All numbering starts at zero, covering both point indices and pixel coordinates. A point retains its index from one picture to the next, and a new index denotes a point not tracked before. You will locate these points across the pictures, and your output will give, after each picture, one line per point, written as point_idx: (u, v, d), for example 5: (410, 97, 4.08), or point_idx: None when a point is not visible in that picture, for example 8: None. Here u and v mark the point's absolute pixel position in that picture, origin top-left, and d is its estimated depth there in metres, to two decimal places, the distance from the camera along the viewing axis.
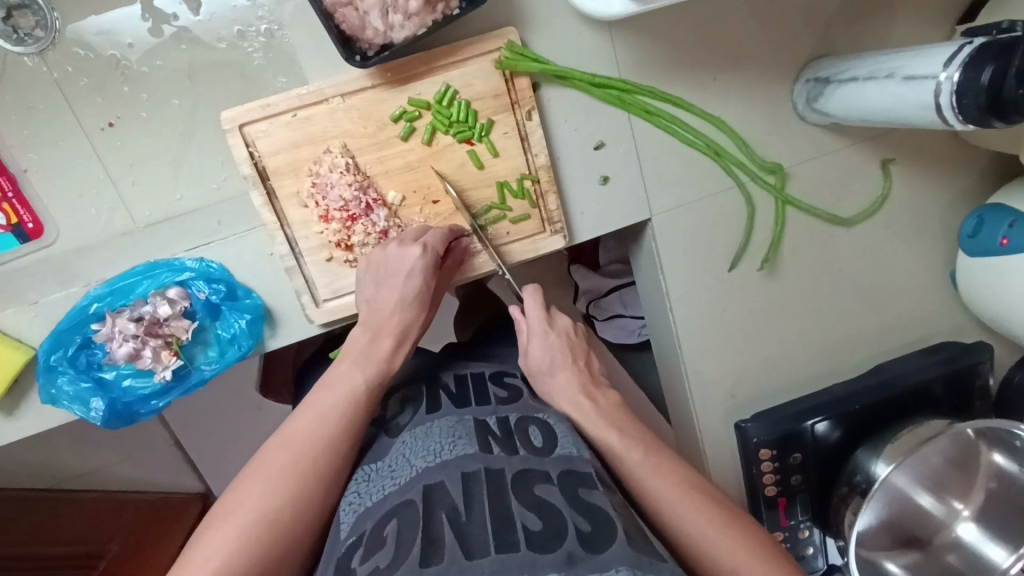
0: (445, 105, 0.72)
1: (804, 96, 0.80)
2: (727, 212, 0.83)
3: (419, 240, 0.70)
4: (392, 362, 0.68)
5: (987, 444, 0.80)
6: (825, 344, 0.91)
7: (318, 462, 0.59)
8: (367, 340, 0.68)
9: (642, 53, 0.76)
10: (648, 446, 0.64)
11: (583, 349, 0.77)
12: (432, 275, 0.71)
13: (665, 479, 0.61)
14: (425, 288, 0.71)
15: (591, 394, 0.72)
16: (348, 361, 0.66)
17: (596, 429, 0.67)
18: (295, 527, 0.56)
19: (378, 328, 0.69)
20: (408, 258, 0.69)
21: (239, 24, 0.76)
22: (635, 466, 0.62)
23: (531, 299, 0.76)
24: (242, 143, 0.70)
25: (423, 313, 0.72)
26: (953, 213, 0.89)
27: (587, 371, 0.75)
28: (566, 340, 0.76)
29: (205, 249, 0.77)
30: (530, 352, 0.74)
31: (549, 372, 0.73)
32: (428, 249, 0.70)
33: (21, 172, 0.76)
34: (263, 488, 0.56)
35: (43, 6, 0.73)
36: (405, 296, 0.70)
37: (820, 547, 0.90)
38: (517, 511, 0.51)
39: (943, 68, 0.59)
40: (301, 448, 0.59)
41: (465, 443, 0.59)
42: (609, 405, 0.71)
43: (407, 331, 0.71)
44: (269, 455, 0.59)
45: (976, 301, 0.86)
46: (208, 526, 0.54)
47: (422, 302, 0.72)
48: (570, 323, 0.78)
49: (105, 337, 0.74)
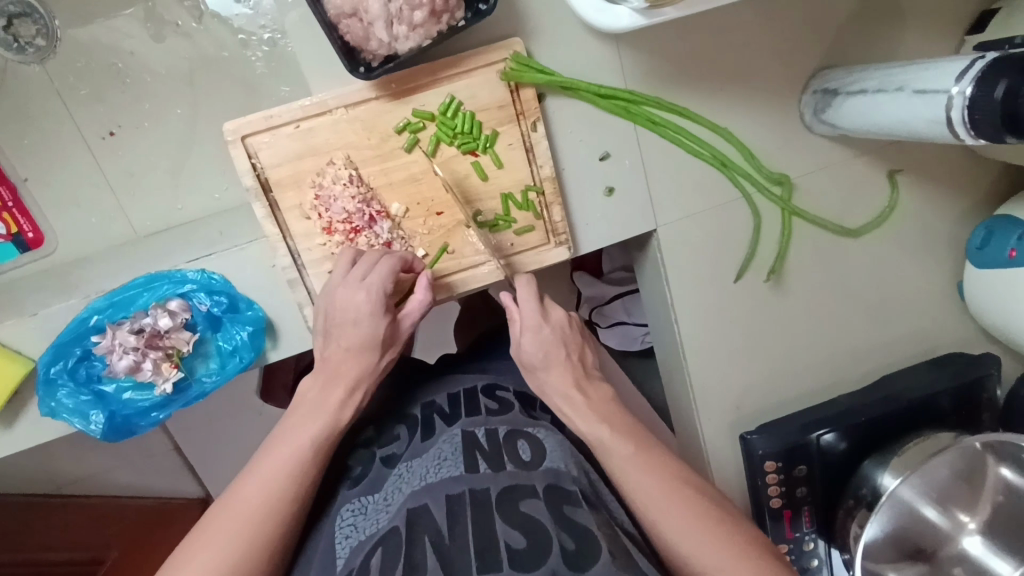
0: (450, 116, 0.71)
1: (812, 107, 0.79)
2: (733, 223, 0.82)
3: (365, 281, 0.67)
4: (341, 416, 0.66)
5: (997, 458, 0.79)
6: (830, 356, 0.90)
7: (286, 494, 0.60)
8: (317, 392, 0.67)
9: (648, 63, 0.76)
10: (638, 441, 0.63)
11: (578, 344, 0.72)
12: (381, 320, 0.68)
13: (652, 478, 0.60)
14: (372, 336, 0.67)
15: (584, 389, 0.69)
16: (299, 414, 0.65)
17: (586, 422, 0.66)
18: None
19: (334, 375, 0.67)
20: (351, 303, 0.66)
21: (242, 32, 0.82)
22: (623, 459, 0.61)
23: (523, 290, 0.72)
24: (245, 154, 0.69)
25: (377, 357, 0.69)
26: (961, 224, 0.88)
27: (581, 365, 0.71)
28: (561, 334, 0.71)
29: (205, 260, 0.75)
30: (522, 347, 0.70)
31: (542, 368, 0.70)
32: (374, 291, 0.67)
33: (21, 181, 0.79)
34: (227, 532, 0.56)
35: (44, 15, 0.78)
36: (351, 344, 0.67)
37: (826, 558, 0.90)
38: (500, 532, 0.51)
39: (955, 83, 0.59)
40: (265, 489, 0.59)
41: (450, 465, 0.58)
42: (600, 401, 0.68)
43: (360, 380, 0.68)
44: (235, 497, 0.59)
45: (984, 312, 0.85)
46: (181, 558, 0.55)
47: (373, 351, 0.68)
48: (564, 315, 0.73)
49: (105, 349, 0.73)
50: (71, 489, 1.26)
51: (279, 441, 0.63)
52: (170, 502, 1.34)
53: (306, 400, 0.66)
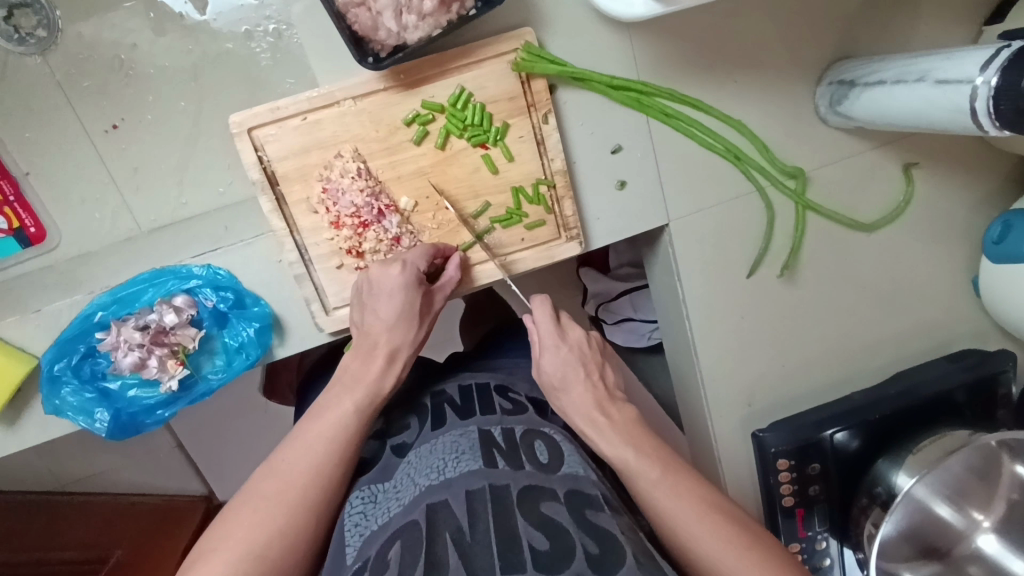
0: (460, 108, 0.70)
1: (827, 99, 0.78)
2: (746, 217, 0.81)
3: (399, 258, 0.69)
4: (380, 384, 0.66)
5: (1010, 454, 0.77)
6: (843, 351, 0.89)
7: (308, 485, 0.58)
8: (358, 364, 0.67)
9: (660, 54, 0.74)
10: (665, 464, 0.61)
11: (599, 363, 0.71)
12: (415, 292, 0.68)
13: (682, 501, 0.58)
14: (408, 307, 0.68)
15: (607, 411, 0.68)
16: (337, 387, 0.65)
17: (611, 447, 0.64)
18: (289, 556, 0.54)
19: (372, 348, 0.67)
20: (387, 278, 0.67)
21: (246, 24, 0.76)
22: (650, 485, 0.60)
23: (541, 309, 0.71)
24: (251, 147, 0.68)
25: (413, 331, 0.69)
26: (976, 217, 0.87)
27: (604, 386, 0.70)
28: (580, 353, 0.70)
29: (210, 256, 0.75)
30: (541, 365, 0.70)
31: (562, 389, 0.69)
32: (409, 267, 0.68)
33: (22, 176, 0.76)
34: (249, 523, 0.54)
35: (44, 5, 0.73)
36: (389, 317, 0.68)
37: (838, 558, 0.88)
38: (523, 531, 0.49)
39: (979, 72, 0.57)
40: (288, 479, 0.58)
41: (469, 459, 0.57)
42: (625, 423, 0.66)
43: (399, 349, 0.68)
44: (257, 487, 0.58)
45: (999, 307, 0.84)
46: (200, 555, 0.53)
47: (409, 322, 0.69)
48: (583, 334, 0.72)
49: (110, 346, 0.72)
50: (74, 486, 1.26)
51: (303, 433, 0.62)
52: (177, 499, 1.33)
53: (335, 389, 0.65)
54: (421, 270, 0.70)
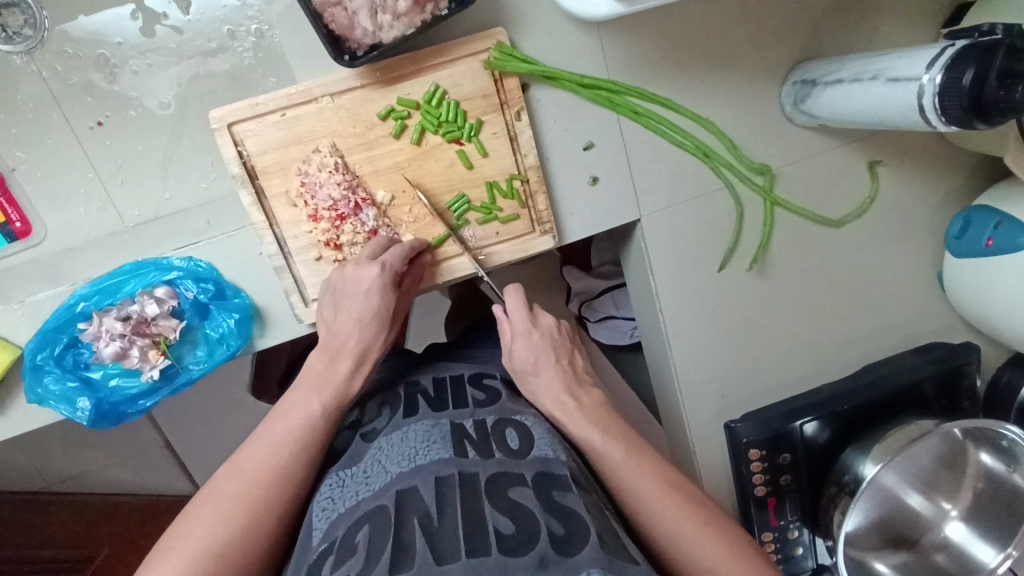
0: (435, 105, 0.73)
1: (792, 98, 0.80)
2: (716, 213, 0.84)
3: (378, 258, 0.70)
4: (349, 385, 0.68)
5: (975, 444, 0.80)
6: (813, 345, 0.91)
7: (277, 483, 0.60)
8: (325, 363, 0.68)
9: (630, 53, 0.77)
10: (630, 445, 0.64)
11: (568, 348, 0.74)
12: (389, 295, 0.71)
13: (646, 478, 0.60)
14: (381, 309, 0.71)
15: (575, 392, 0.70)
16: (304, 387, 0.67)
17: (576, 426, 0.66)
18: (248, 553, 0.56)
19: (340, 349, 0.69)
20: (365, 277, 0.69)
21: (227, 23, 0.76)
22: (620, 469, 0.62)
23: (512, 299, 0.74)
24: (231, 142, 0.70)
25: (382, 334, 0.72)
26: (941, 214, 0.90)
27: (572, 370, 0.73)
28: (549, 340, 0.73)
29: (191, 248, 0.77)
30: (513, 352, 0.72)
31: (533, 372, 0.71)
32: (387, 268, 0.70)
33: (9, 171, 0.76)
34: (209, 520, 0.56)
35: (32, 5, 0.73)
36: (360, 316, 0.70)
37: (810, 546, 0.90)
38: (490, 516, 0.51)
39: (926, 71, 0.60)
40: (254, 477, 0.60)
41: (439, 448, 0.59)
42: (593, 407, 0.69)
43: (366, 353, 0.70)
44: (225, 483, 0.59)
45: (963, 301, 0.86)
46: (158, 555, 0.55)
47: (380, 325, 0.71)
48: (553, 321, 0.75)
49: (92, 336, 0.74)
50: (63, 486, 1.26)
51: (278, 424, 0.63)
52: (164, 499, 1.32)
53: (303, 386, 0.67)
54: (398, 270, 0.71)
